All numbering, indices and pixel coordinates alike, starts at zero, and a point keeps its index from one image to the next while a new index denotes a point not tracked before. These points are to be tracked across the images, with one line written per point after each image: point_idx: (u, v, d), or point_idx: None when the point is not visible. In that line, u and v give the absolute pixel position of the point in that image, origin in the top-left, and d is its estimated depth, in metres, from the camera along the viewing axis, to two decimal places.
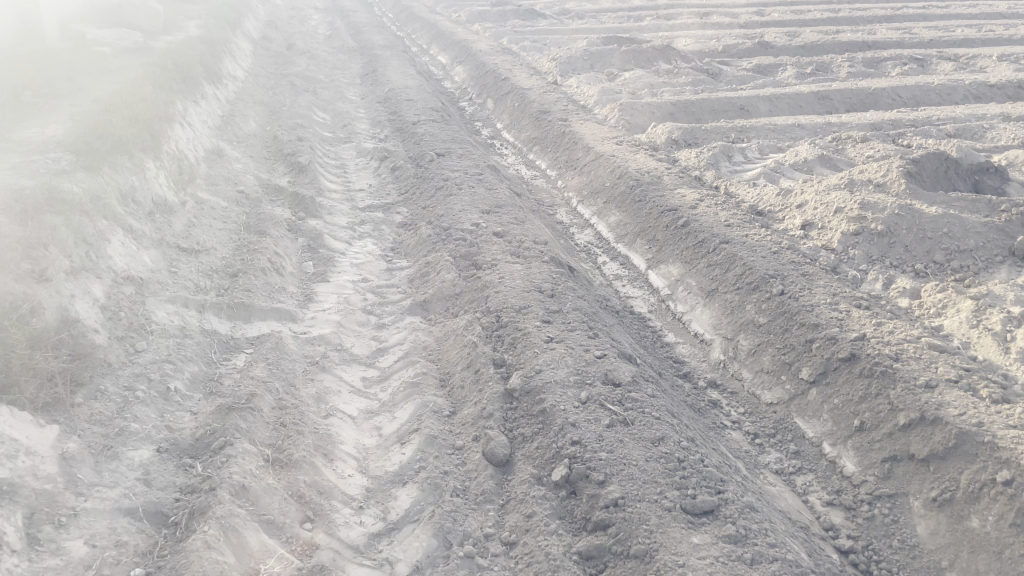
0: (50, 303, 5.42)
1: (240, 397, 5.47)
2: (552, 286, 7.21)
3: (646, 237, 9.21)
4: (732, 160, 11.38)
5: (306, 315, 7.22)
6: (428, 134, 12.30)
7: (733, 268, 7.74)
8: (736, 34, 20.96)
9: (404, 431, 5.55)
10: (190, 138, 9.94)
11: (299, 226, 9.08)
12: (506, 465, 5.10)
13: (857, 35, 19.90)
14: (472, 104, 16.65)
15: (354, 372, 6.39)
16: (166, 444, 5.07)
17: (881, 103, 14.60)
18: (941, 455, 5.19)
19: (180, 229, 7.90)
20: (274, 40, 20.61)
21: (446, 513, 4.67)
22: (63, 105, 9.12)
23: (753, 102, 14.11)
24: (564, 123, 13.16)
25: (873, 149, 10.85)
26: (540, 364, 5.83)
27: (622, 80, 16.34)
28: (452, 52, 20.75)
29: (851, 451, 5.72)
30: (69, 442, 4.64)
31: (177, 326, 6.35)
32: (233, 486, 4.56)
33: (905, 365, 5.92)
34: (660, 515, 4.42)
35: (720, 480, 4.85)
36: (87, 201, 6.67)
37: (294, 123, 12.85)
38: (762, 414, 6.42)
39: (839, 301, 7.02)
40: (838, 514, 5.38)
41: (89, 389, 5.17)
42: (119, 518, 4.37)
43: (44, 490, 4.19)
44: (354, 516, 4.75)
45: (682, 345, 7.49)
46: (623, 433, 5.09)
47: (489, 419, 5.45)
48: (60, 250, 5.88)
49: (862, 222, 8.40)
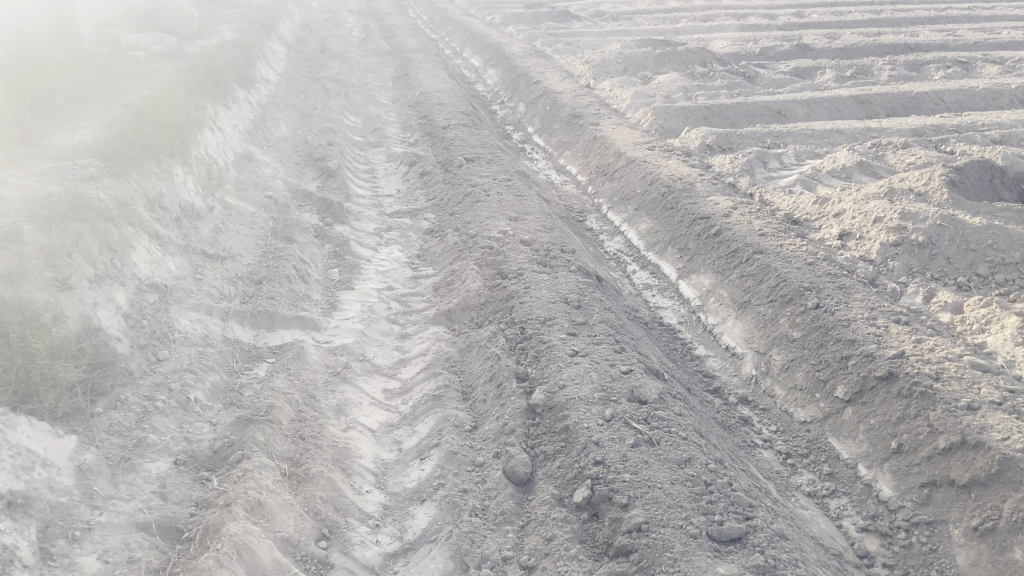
0: (73, 311, 5.40)
1: (260, 409, 5.41)
2: (579, 297, 7.06)
3: (678, 245, 9.02)
4: (768, 167, 11.14)
5: (329, 323, 7.17)
6: (458, 139, 12.22)
7: (766, 280, 7.53)
8: (774, 36, 20.63)
9: (424, 446, 5.45)
10: (220, 143, 9.97)
11: (326, 233, 9.03)
12: (527, 484, 4.98)
13: (900, 37, 19.45)
14: (504, 108, 16.56)
15: (376, 383, 6.30)
16: (184, 456, 5.02)
17: (923, 107, 14.23)
18: (983, 482, 4.95)
19: (207, 235, 7.89)
20: (309, 43, 20.70)
21: (464, 535, 4.56)
22: (97, 109, 9.20)
23: (790, 106, 13.84)
24: (596, 127, 13.00)
25: (914, 155, 10.55)
26: (564, 379, 5.69)
27: (656, 83, 16.13)
28: (485, 54, 20.71)
29: (887, 475, 5.49)
30: (87, 454, 4.60)
31: (200, 334, 6.32)
32: (248, 501, 4.48)
33: (947, 385, 5.67)
34: (684, 542, 4.24)
35: (749, 505, 4.66)
36: (114, 207, 6.67)
37: (325, 127, 12.85)
38: (795, 432, 6.21)
39: (878, 315, 6.78)
40: (873, 541, 5.16)
41: (110, 399, 5.14)
42: (134, 533, 4.30)
43: (59, 503, 4.13)
44: (370, 535, 4.67)
45: (712, 359, 7.30)
46: (649, 454, 4.93)
47: (511, 436, 5.33)
48: (84, 257, 5.88)
49: (902, 233, 8.13)
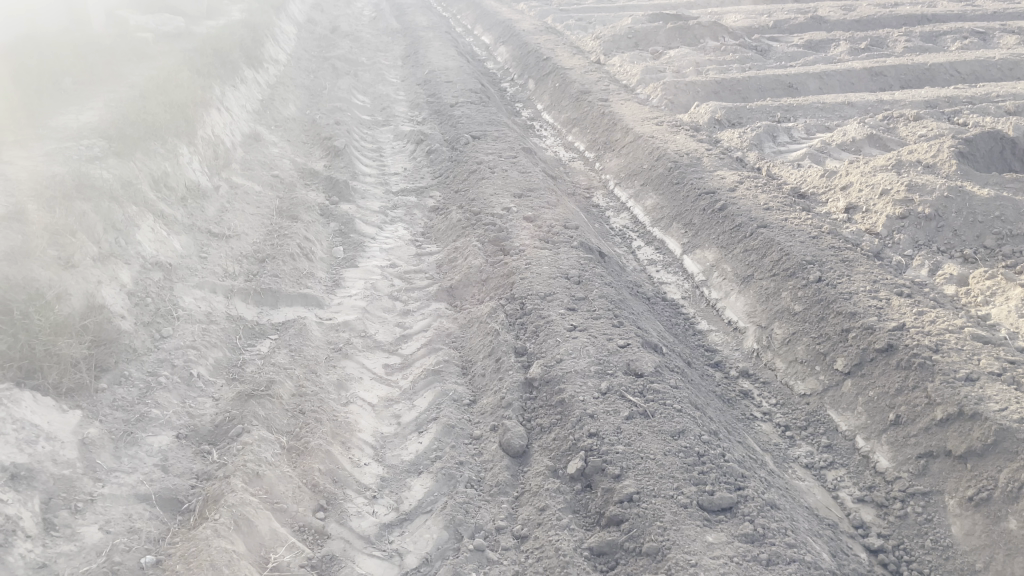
0: (77, 289, 5.48)
1: (260, 385, 5.47)
2: (580, 273, 7.07)
3: (682, 220, 9.00)
4: (776, 141, 11.06)
5: (332, 300, 7.22)
6: (465, 117, 12.22)
7: (769, 255, 7.49)
8: (789, 9, 20.37)
9: (423, 420, 5.51)
10: (227, 123, 10.03)
11: (331, 211, 9.08)
12: (522, 457, 5.03)
13: (916, 8, 19.15)
14: (513, 86, 16.50)
15: (377, 359, 6.37)
16: (185, 430, 5.10)
17: (938, 79, 14.06)
18: (979, 452, 4.94)
19: (213, 214, 7.97)
20: (319, 23, 20.70)
21: (459, 506, 4.61)
22: (102, 90, 9.26)
23: (802, 79, 13.73)
24: (604, 103, 12.94)
25: (925, 128, 10.45)
26: (561, 354, 5.73)
27: (667, 58, 16.00)
28: (496, 31, 20.60)
29: (884, 447, 5.49)
30: (91, 428, 4.68)
31: (203, 312, 6.39)
32: (247, 473, 4.56)
33: (946, 357, 5.65)
34: (675, 512, 4.27)
35: (742, 475, 4.68)
36: (118, 186, 6.76)
37: (333, 106, 12.85)
38: (794, 405, 6.21)
39: (880, 288, 6.74)
40: (869, 512, 5.18)
41: (114, 374, 5.22)
42: (135, 504, 4.39)
43: (62, 475, 4.23)
44: (366, 506, 4.74)
45: (714, 334, 7.31)
46: (643, 426, 4.95)
47: (508, 409, 5.38)
48: (89, 237, 5.98)
49: (908, 205, 8.06)
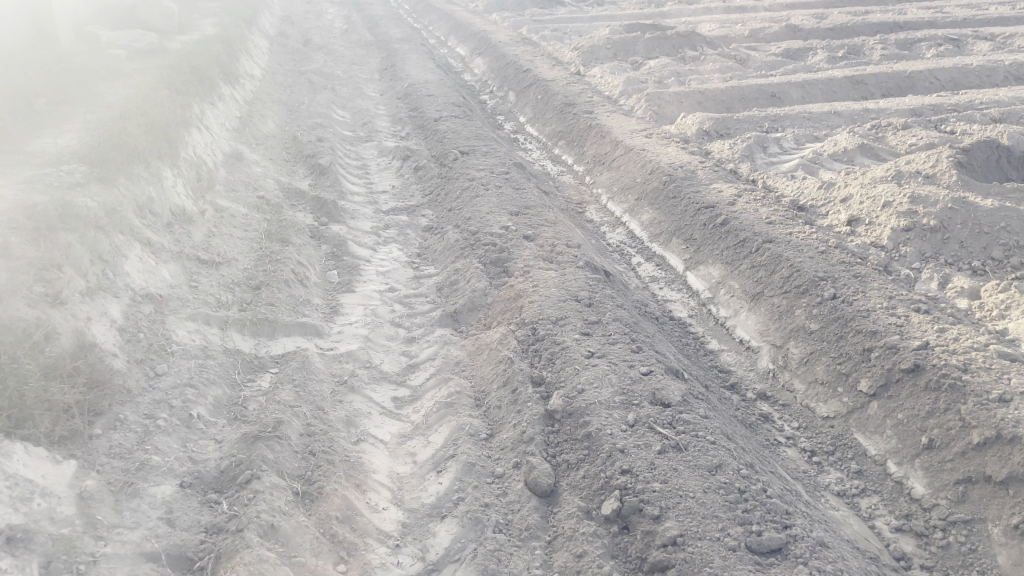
0: (66, 326, 5.11)
1: (267, 424, 5.14)
2: (590, 295, 6.86)
3: (683, 236, 8.81)
4: (768, 152, 10.96)
5: (331, 329, 6.92)
6: (452, 131, 11.95)
7: (779, 271, 7.33)
8: (763, 17, 20.43)
9: (440, 457, 5.23)
10: (208, 142, 9.66)
11: (322, 233, 8.75)
12: (550, 496, 4.78)
13: (888, 16, 19.32)
14: (493, 98, 16.25)
15: (385, 392, 6.07)
16: (190, 478, 4.78)
17: (918, 86, 14.12)
18: (1021, 479, 4.77)
19: (200, 240, 7.62)
20: (292, 36, 20.30)
21: (490, 553, 4.33)
22: (78, 112, 8.84)
23: (785, 88, 13.68)
24: (590, 116, 12.76)
25: (916, 136, 10.41)
26: (582, 383, 5.49)
27: (648, 68, 15.91)
28: (470, 43, 20.40)
29: (919, 472, 5.32)
30: (88, 480, 4.33)
31: (199, 346, 6.06)
32: (261, 526, 4.26)
33: (976, 377, 5.50)
34: (724, 556, 4.06)
35: (786, 512, 4.48)
36: (103, 215, 6.38)
37: (314, 123, 12.53)
38: (818, 429, 6.03)
39: (896, 304, 6.60)
40: (909, 542, 4.99)
41: (108, 419, 4.86)
42: (142, 563, 4.05)
43: (61, 535, 3.88)
44: (390, 556, 4.43)
45: (727, 353, 7.12)
46: (678, 461, 4.74)
47: (531, 444, 5.12)
48: (76, 270, 5.61)
49: (912, 217, 7.97)
